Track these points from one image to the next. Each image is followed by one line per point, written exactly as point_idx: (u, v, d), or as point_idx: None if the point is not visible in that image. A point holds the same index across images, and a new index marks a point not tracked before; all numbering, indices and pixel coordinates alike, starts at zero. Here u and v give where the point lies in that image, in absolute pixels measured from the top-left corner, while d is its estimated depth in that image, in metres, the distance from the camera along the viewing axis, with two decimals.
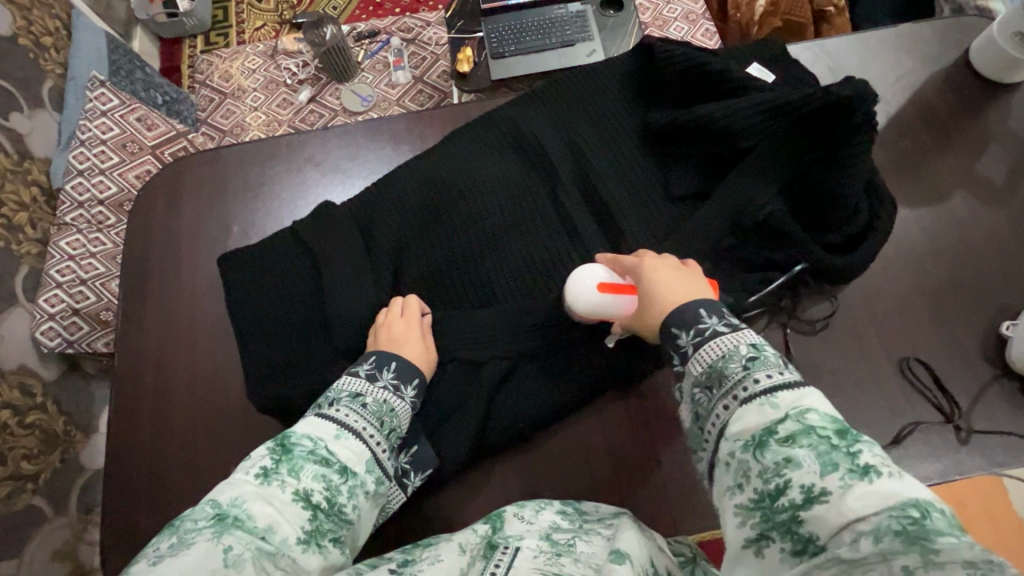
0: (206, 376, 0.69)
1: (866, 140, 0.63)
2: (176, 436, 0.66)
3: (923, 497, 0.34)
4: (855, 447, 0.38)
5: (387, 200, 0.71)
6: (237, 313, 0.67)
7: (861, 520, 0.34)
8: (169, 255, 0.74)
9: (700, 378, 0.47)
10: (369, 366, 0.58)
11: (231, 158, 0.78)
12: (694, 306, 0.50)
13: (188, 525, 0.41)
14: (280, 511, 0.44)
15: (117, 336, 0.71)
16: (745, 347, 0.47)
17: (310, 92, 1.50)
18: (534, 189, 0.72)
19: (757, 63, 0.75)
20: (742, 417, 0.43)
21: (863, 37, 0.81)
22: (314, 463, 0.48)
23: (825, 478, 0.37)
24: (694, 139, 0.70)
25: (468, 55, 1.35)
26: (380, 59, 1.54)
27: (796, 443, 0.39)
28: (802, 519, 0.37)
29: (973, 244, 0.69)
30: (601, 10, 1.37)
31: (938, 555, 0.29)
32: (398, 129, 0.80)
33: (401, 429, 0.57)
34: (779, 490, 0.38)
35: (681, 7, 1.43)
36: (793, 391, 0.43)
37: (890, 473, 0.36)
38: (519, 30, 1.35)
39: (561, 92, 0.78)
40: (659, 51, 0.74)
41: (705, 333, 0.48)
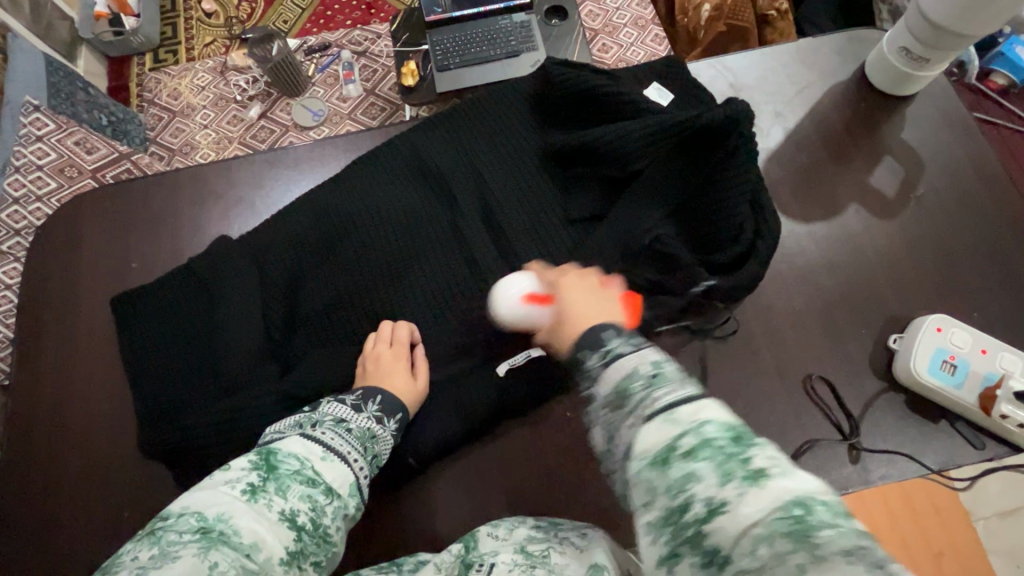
0: (102, 417, 0.67)
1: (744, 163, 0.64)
2: (71, 484, 0.65)
3: (809, 491, 0.33)
4: (748, 451, 0.35)
5: (282, 230, 0.70)
6: (134, 351, 0.67)
7: (757, 526, 0.32)
8: (68, 293, 0.73)
9: (602, 401, 0.42)
10: (354, 398, 0.59)
11: (135, 192, 0.77)
12: (600, 328, 0.47)
13: (171, 537, 0.40)
14: (267, 530, 0.43)
15: (16, 378, 0.70)
16: (646, 363, 0.41)
17: (260, 109, 1.35)
18: (433, 214, 0.71)
19: (655, 83, 0.76)
20: (644, 434, 0.38)
21: (764, 52, 0.82)
22: (300, 482, 0.48)
23: (723, 489, 0.34)
24: (589, 160, 0.70)
25: (412, 69, 1.21)
26: (331, 73, 1.38)
27: (695, 458, 0.35)
28: (707, 534, 0.34)
29: (865, 257, 0.70)
30: (545, 20, 1.25)
31: (820, 548, 0.31)
32: (301, 155, 0.79)
33: (382, 457, 0.57)
34: (685, 507, 0.35)
35: (631, 14, 1.34)
36: (693, 404, 0.38)
37: (779, 474, 0.34)
38: (465, 41, 1.21)
39: (461, 117, 0.78)
40: (554, 75, 0.74)
41: (610, 352, 0.44)
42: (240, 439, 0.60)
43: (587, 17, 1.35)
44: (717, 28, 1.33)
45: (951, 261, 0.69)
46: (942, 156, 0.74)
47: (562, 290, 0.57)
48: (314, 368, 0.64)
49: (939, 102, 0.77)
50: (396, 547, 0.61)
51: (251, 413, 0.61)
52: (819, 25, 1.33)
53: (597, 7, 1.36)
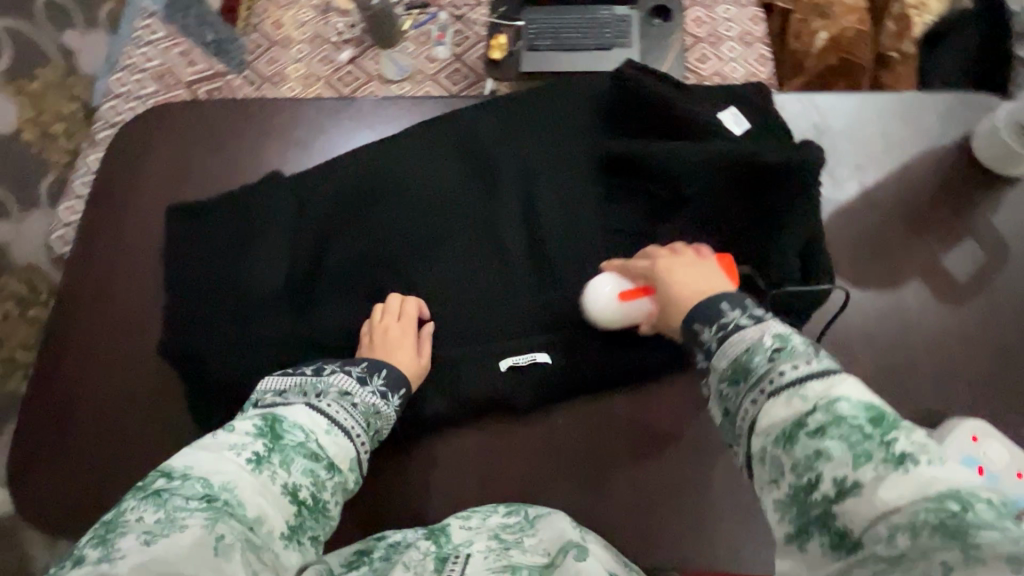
0: (133, 313, 0.71)
1: (798, 215, 0.61)
2: (92, 371, 0.69)
3: (967, 487, 0.33)
4: (890, 434, 0.36)
5: (329, 178, 0.73)
6: (170, 259, 0.70)
7: (897, 513, 0.33)
8: (130, 192, 0.78)
9: (726, 373, 0.47)
10: (360, 369, 0.60)
11: (209, 114, 0.81)
12: (715, 302, 0.51)
13: (178, 502, 0.41)
14: (270, 503, 0.45)
15: (71, 259, 0.75)
16: (769, 337, 0.46)
17: (352, 52, 1.32)
18: (474, 194, 0.71)
19: (732, 107, 0.72)
20: (769, 408, 0.42)
21: (860, 98, 0.76)
22: (303, 456, 0.49)
23: (859, 470, 0.35)
24: (642, 176, 0.68)
25: (502, 43, 1.19)
26: (425, 32, 1.36)
27: (827, 435, 0.37)
28: (836, 513, 0.36)
29: (914, 340, 0.65)
30: (647, 19, 1.20)
31: (981, 551, 0.30)
32: (366, 109, 0.81)
33: (382, 434, 0.59)
34: (812, 484, 0.37)
35: (739, 26, 1.26)
36: (823, 379, 0.41)
37: (929, 461, 0.34)
38: (560, 24, 1.18)
39: (524, 102, 0.76)
40: (625, 78, 0.72)
41: (727, 328, 0.49)
42: (245, 364, 0.64)
43: (693, 23, 1.27)
44: (829, 60, 1.23)
45: (1009, 366, 0.63)
46: None
47: (657, 277, 0.57)
48: (326, 317, 0.66)
49: None
50: (361, 504, 0.63)
51: (262, 342, 0.64)
52: (945, 79, 1.21)
53: (705, 13, 1.27)
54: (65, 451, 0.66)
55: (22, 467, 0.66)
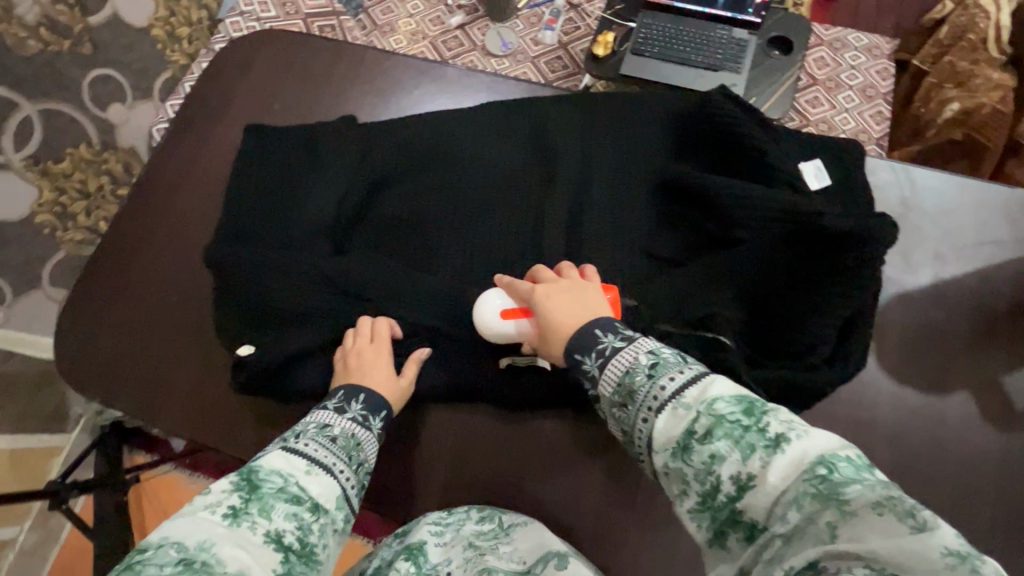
0: (195, 212, 0.76)
1: (843, 290, 0.59)
2: (140, 248, 0.74)
3: (831, 450, 0.36)
4: (762, 421, 0.39)
5: (398, 134, 0.75)
6: (238, 173, 0.74)
7: (785, 493, 0.36)
8: (220, 102, 0.82)
9: (613, 399, 0.48)
10: (336, 400, 0.59)
11: (308, 47, 0.85)
12: (589, 328, 0.51)
13: (152, 569, 0.38)
14: (252, 555, 0.42)
15: (157, 149, 0.80)
16: (644, 356, 0.47)
17: (463, 18, 1.34)
18: (529, 184, 0.71)
19: (817, 160, 0.68)
20: (660, 425, 0.43)
21: (962, 184, 0.69)
22: (284, 501, 0.47)
23: (749, 463, 0.38)
24: (699, 207, 0.67)
25: (608, 40, 1.15)
26: (538, 13, 1.34)
27: (714, 437, 0.39)
28: (742, 509, 0.37)
29: (945, 454, 0.59)
30: (766, 48, 1.14)
31: (852, 505, 0.33)
32: (451, 76, 0.82)
33: (370, 463, 0.57)
34: (715, 488, 0.39)
35: (864, 78, 1.17)
36: (697, 385, 0.43)
37: (797, 436, 0.38)
38: (673, 34, 1.14)
39: (604, 104, 0.75)
40: (715, 102, 0.69)
41: (604, 354, 0.49)
42: (271, 287, 0.66)
43: (814, 64, 1.19)
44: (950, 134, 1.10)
45: None
46: None
47: (535, 303, 0.56)
48: (355, 262, 0.67)
49: None
50: None
51: (291, 270, 0.66)
52: None
53: (830, 56, 1.18)
54: (99, 312, 0.72)
55: (67, 317, 0.72)
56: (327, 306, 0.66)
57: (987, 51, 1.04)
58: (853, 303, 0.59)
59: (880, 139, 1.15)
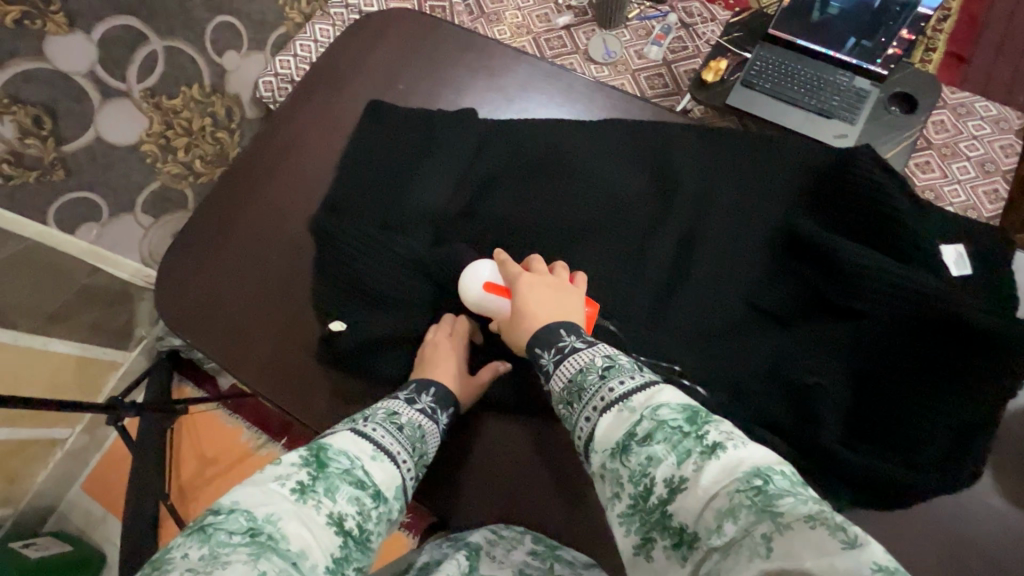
0: (304, 175, 0.77)
1: (959, 398, 0.56)
2: (249, 201, 0.76)
3: (765, 464, 0.38)
4: (702, 429, 0.41)
5: (516, 137, 0.74)
6: (354, 145, 0.75)
7: (716, 499, 0.37)
8: (346, 72, 0.83)
9: (563, 395, 0.49)
10: (408, 391, 0.59)
11: (433, 30, 0.85)
12: (556, 327, 0.53)
13: (221, 535, 0.38)
14: (314, 535, 0.42)
15: (278, 107, 0.82)
16: (601, 358, 0.49)
17: (569, 19, 1.33)
18: (642, 211, 0.69)
19: (960, 246, 0.63)
20: (602, 425, 0.45)
21: None
22: (349, 484, 0.47)
23: (682, 467, 0.39)
24: (820, 269, 0.64)
25: (719, 67, 1.08)
26: (647, 27, 1.31)
27: (652, 440, 0.41)
28: (671, 514, 0.39)
29: None
30: (886, 104, 1.02)
31: (785, 518, 0.33)
32: (575, 86, 0.80)
33: (428, 456, 0.57)
34: (648, 490, 0.40)
35: (982, 151, 1.08)
36: (646, 391, 0.45)
37: (733, 446, 0.39)
38: (788, 73, 1.05)
39: (735, 140, 0.72)
40: (859, 165, 0.65)
41: (564, 352, 0.51)
42: (370, 267, 0.67)
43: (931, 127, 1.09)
44: None
45: None
46: None
47: (516, 287, 0.57)
48: (458, 259, 0.66)
49: None
50: None
51: (393, 253, 0.67)
52: None
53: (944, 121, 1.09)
54: (202, 253, 0.74)
55: (172, 254, 0.75)
56: (421, 294, 0.67)
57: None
58: (974, 412, 0.56)
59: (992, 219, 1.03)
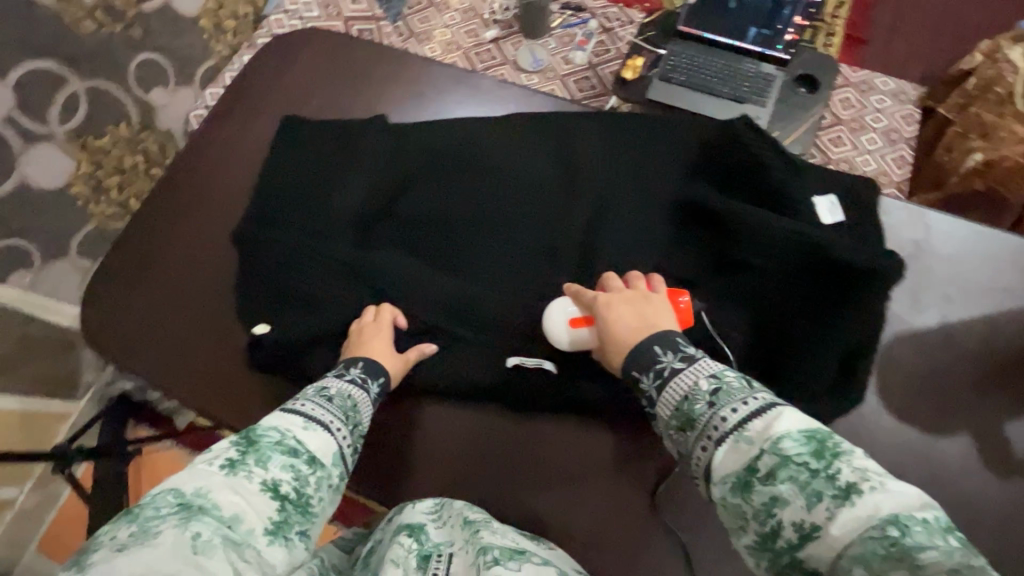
0: (225, 194, 0.79)
1: (844, 324, 0.61)
2: (173, 224, 0.78)
3: (905, 510, 0.36)
4: (833, 469, 0.40)
5: (430, 137, 0.77)
6: (272, 160, 0.78)
7: (847, 548, 0.36)
8: (262, 93, 0.86)
9: (671, 421, 0.50)
10: (337, 369, 0.61)
11: (352, 48, 0.88)
12: (648, 344, 0.54)
13: (151, 512, 0.40)
14: (246, 501, 0.44)
15: (196, 132, 0.84)
16: (705, 381, 0.49)
17: (496, 34, 1.37)
18: (550, 194, 0.73)
19: (833, 196, 0.69)
20: (720, 457, 0.45)
21: (977, 230, 0.69)
22: (281, 454, 0.49)
23: (814, 512, 0.39)
24: (712, 231, 0.68)
25: (637, 65, 1.17)
26: (570, 34, 1.35)
27: (778, 479, 0.41)
28: (804, 557, 0.39)
29: (940, 498, 0.58)
30: (794, 86, 1.12)
31: (921, 566, 0.32)
32: (482, 87, 0.84)
33: (365, 425, 0.59)
34: (774, 532, 0.40)
35: (890, 123, 1.17)
36: (764, 420, 0.45)
37: (869, 488, 0.38)
38: (703, 65, 1.14)
39: (628, 121, 0.77)
40: (739, 132, 0.71)
41: (663, 375, 0.52)
42: (295, 273, 0.69)
43: (840, 104, 1.18)
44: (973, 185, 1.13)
45: None
46: None
47: (598, 310, 0.59)
48: (381, 261, 0.70)
49: None
50: None
51: (313, 254, 0.69)
52: None
53: (853, 97, 1.18)
54: (133, 280, 0.75)
55: (99, 284, 0.75)
56: (346, 293, 0.68)
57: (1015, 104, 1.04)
58: (855, 336, 0.61)
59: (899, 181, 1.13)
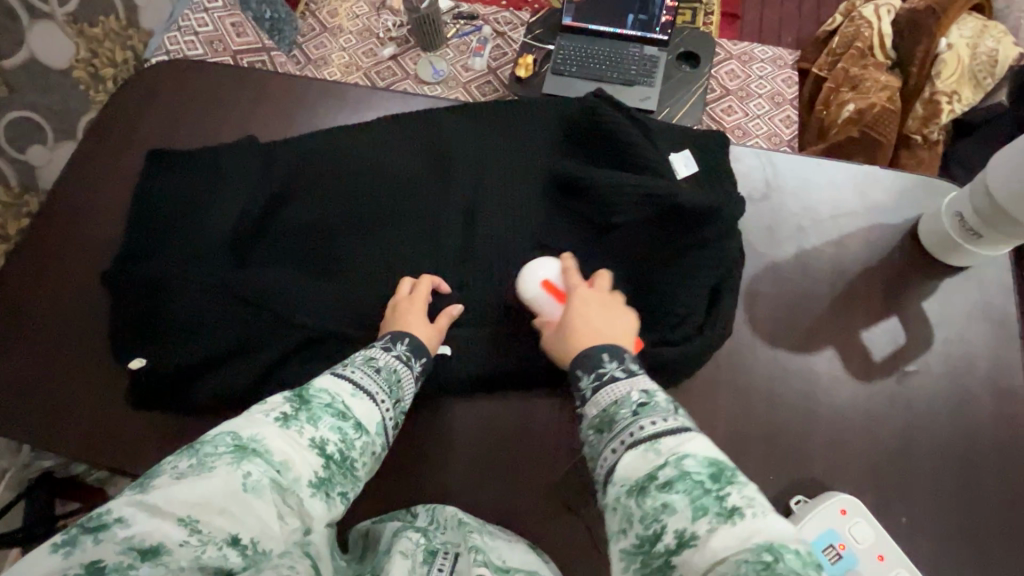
0: (99, 237, 0.77)
1: (700, 264, 0.66)
2: (45, 275, 0.75)
3: (780, 538, 0.36)
4: (725, 490, 0.40)
5: (301, 150, 0.77)
6: (140, 195, 0.76)
7: (721, 562, 0.36)
8: (127, 130, 0.84)
9: (593, 421, 0.50)
10: (382, 340, 0.59)
11: (230, 81, 0.87)
12: (598, 350, 0.53)
13: (207, 449, 0.40)
14: (298, 454, 0.43)
15: (61, 178, 0.81)
16: (638, 392, 0.49)
17: (394, 49, 1.35)
18: (425, 187, 0.75)
19: (688, 151, 0.74)
20: (626, 460, 0.45)
21: (820, 164, 0.76)
22: (331, 415, 0.48)
23: (696, 522, 0.38)
24: (581, 199, 0.71)
25: (529, 62, 1.22)
26: (465, 42, 1.36)
27: (672, 489, 0.40)
28: (674, 565, 0.38)
29: (811, 411, 0.64)
30: (676, 63, 1.20)
31: None
32: (352, 97, 0.86)
33: (406, 402, 0.56)
34: (657, 536, 0.39)
35: (772, 87, 1.24)
36: (676, 436, 0.44)
37: (752, 514, 0.38)
38: (590, 55, 1.20)
39: (492, 112, 0.80)
40: (590, 107, 0.75)
41: (603, 377, 0.51)
42: (169, 303, 0.67)
43: (726, 75, 1.26)
44: (850, 133, 1.19)
45: (907, 456, 0.61)
46: (955, 344, 0.66)
47: (573, 295, 0.58)
48: (261, 276, 0.68)
49: (980, 289, 0.68)
50: None
51: (184, 282, 0.67)
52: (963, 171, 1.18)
53: (739, 68, 1.26)
54: (5, 345, 0.71)
55: None
56: (229, 318, 0.66)
57: (873, 57, 1.22)
58: (715, 273, 0.66)
59: (790, 141, 1.19)
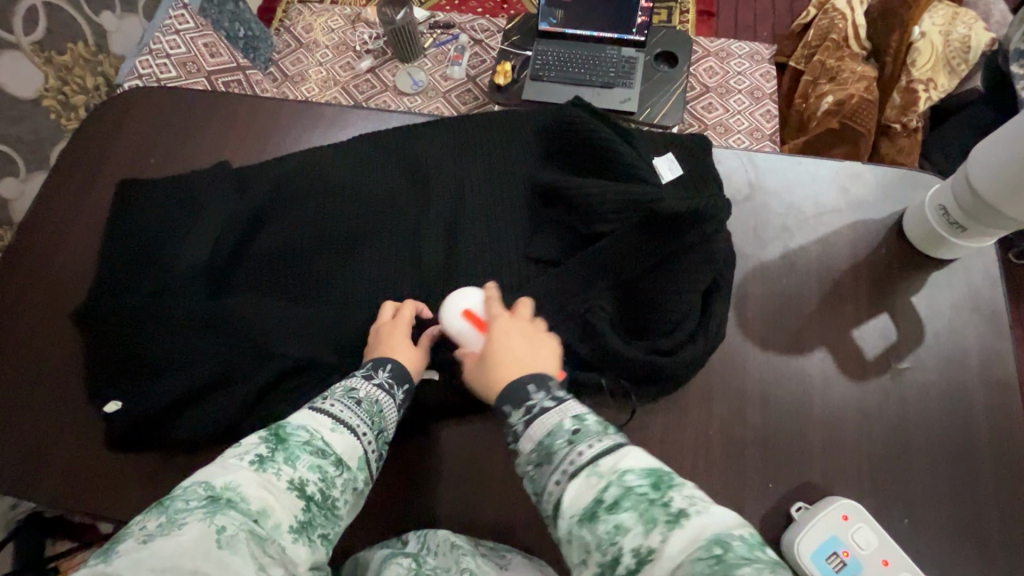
0: (71, 272, 0.75)
1: (688, 270, 0.64)
2: (17, 314, 0.73)
3: (725, 528, 0.39)
4: (666, 496, 0.41)
5: (278, 173, 0.76)
6: (111, 227, 0.74)
7: (679, 568, 0.37)
8: (96, 160, 0.82)
9: (531, 456, 0.48)
10: (365, 368, 0.57)
11: (205, 105, 0.85)
12: (523, 382, 0.51)
13: (179, 504, 0.39)
14: (275, 498, 0.42)
15: (29, 214, 0.79)
16: (569, 417, 0.48)
17: (371, 62, 1.33)
18: (404, 205, 0.73)
19: (669, 154, 0.73)
20: (571, 491, 0.44)
21: (801, 162, 0.76)
22: (309, 453, 0.47)
23: (650, 535, 0.39)
24: (563, 208, 0.70)
25: (507, 69, 1.22)
26: (443, 51, 1.34)
27: (620, 508, 0.41)
28: None
29: (807, 412, 0.63)
30: (654, 64, 1.19)
31: None
32: (327, 116, 0.84)
33: (389, 432, 0.55)
34: (615, 559, 0.40)
35: (751, 82, 1.24)
36: (614, 454, 0.44)
37: (696, 513, 0.40)
38: (568, 59, 1.19)
39: (471, 126, 0.79)
40: (569, 115, 0.74)
41: (533, 411, 0.49)
42: (143, 338, 0.64)
43: (704, 73, 1.25)
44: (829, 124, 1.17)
45: (905, 454, 0.60)
46: (947, 337, 0.66)
47: (492, 329, 0.57)
48: (238, 306, 0.66)
49: (967, 280, 0.68)
50: None
51: (157, 315, 0.65)
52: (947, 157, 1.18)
53: (717, 65, 1.26)
54: None
55: None
56: (207, 352, 0.64)
57: (849, 48, 1.22)
58: (705, 277, 0.64)
59: (773, 135, 1.18)
